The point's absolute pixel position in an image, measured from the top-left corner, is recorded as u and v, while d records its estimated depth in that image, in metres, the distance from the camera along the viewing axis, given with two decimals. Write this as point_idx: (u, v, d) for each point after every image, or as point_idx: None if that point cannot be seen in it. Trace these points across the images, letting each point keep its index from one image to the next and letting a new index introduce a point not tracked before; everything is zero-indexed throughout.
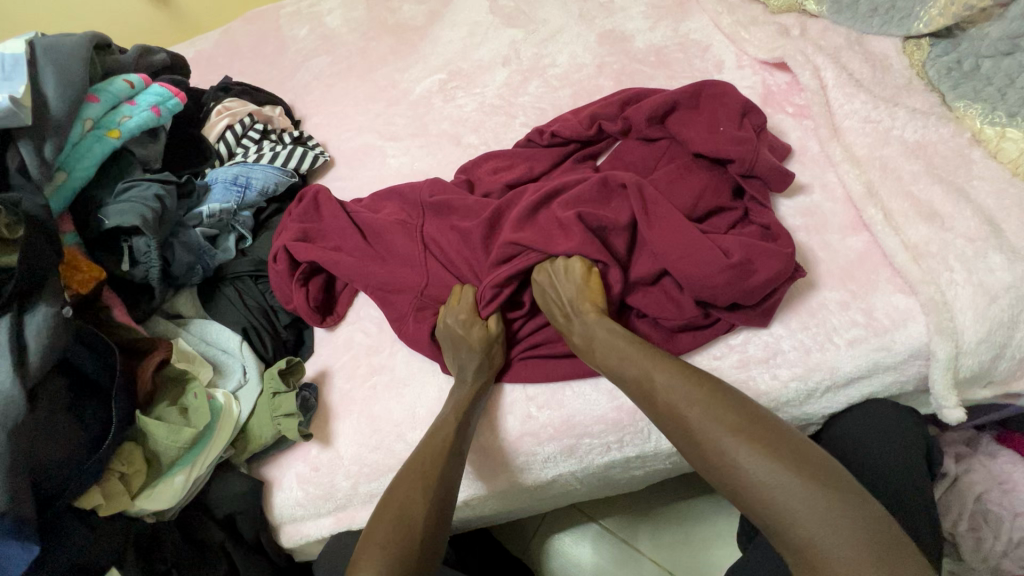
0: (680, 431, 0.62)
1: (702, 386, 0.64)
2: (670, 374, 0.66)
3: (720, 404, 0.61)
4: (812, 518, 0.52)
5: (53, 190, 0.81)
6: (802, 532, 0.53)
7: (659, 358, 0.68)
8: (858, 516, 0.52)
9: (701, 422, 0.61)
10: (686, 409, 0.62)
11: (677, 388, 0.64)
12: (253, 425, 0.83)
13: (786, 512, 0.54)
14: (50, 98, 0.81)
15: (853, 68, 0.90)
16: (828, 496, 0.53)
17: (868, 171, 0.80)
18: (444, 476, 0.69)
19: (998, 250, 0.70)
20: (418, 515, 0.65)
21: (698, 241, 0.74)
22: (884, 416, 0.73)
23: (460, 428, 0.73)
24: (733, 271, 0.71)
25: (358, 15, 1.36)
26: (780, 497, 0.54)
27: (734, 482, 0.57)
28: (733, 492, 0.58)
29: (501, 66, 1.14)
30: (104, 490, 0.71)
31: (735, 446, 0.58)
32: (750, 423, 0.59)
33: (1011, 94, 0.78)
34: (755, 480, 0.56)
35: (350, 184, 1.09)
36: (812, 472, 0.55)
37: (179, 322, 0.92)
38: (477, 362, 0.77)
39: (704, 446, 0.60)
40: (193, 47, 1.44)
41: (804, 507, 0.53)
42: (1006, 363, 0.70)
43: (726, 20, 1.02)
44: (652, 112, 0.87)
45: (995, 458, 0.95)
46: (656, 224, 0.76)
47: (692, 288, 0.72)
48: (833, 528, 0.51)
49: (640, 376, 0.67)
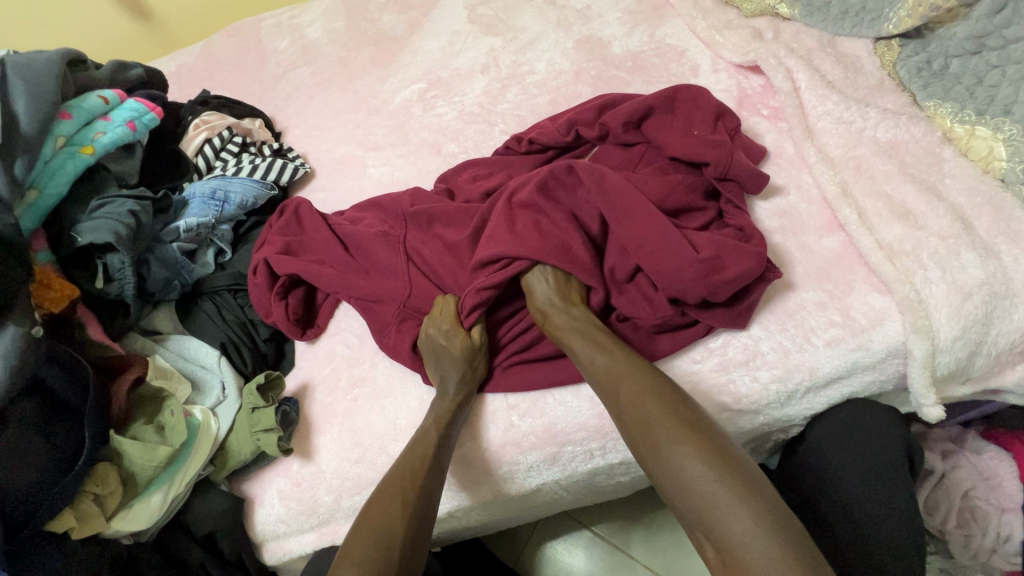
0: (632, 425, 0.63)
1: (664, 386, 0.65)
2: (634, 373, 0.66)
3: (679, 402, 0.63)
4: (742, 518, 0.52)
5: (24, 208, 0.80)
6: (727, 532, 0.53)
7: (625, 358, 0.69)
8: (786, 525, 0.52)
9: (656, 416, 0.61)
10: (648, 400, 0.63)
11: (637, 384, 0.65)
12: (232, 441, 0.82)
13: (718, 511, 0.54)
14: (21, 116, 0.80)
15: (826, 69, 0.90)
16: (760, 502, 0.53)
17: (843, 171, 0.80)
18: (425, 488, 0.68)
19: (971, 247, 0.70)
20: (397, 530, 0.64)
21: (667, 236, 0.74)
22: (868, 416, 0.73)
23: (442, 440, 0.72)
24: (700, 267, 0.71)
25: (338, 27, 1.36)
26: (714, 496, 0.54)
27: (674, 477, 0.57)
28: (669, 488, 0.58)
29: (479, 75, 1.14)
30: (77, 512, 0.70)
31: (684, 442, 0.59)
32: (702, 426, 0.60)
33: (980, 93, 0.79)
34: (695, 478, 0.56)
35: (330, 195, 1.09)
36: (749, 479, 0.55)
37: (157, 339, 0.90)
38: (460, 373, 0.76)
39: (654, 439, 0.60)
40: (173, 62, 1.44)
41: (743, 505, 0.53)
42: (983, 360, 0.70)
43: (701, 24, 1.03)
44: (627, 117, 0.87)
45: (980, 455, 0.95)
46: (624, 220, 0.77)
47: (665, 284, 0.73)
48: (762, 531, 0.51)
49: (604, 371, 0.68)
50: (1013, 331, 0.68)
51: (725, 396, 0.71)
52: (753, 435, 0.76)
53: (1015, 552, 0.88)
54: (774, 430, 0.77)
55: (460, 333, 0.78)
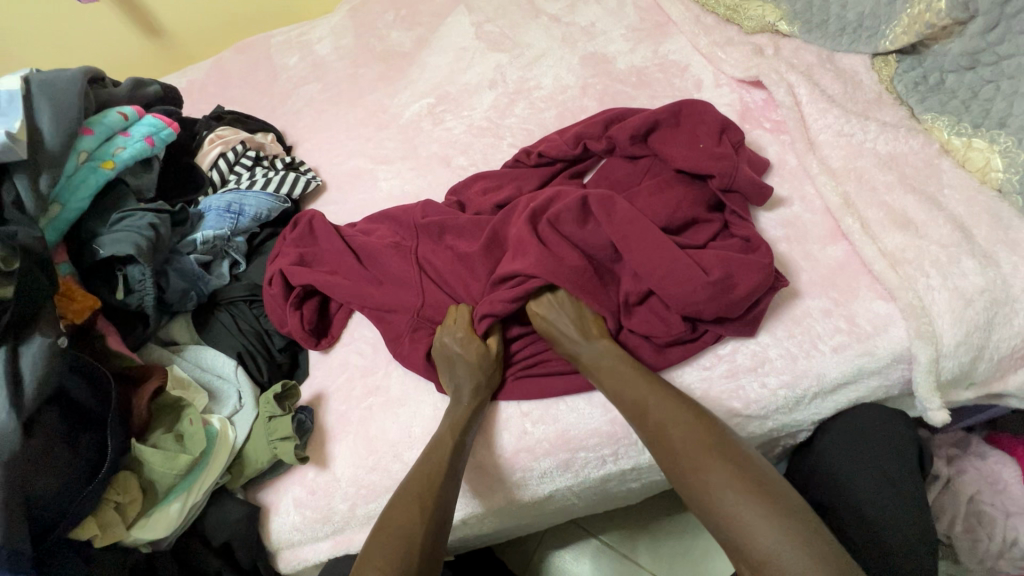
0: (662, 452, 0.65)
1: (691, 410, 0.67)
2: (662, 400, 0.68)
3: (702, 424, 0.65)
4: (770, 534, 0.55)
5: (47, 222, 0.82)
6: (758, 548, 0.55)
7: (648, 384, 0.70)
8: (812, 537, 0.54)
9: (686, 440, 0.64)
10: (671, 425, 0.65)
11: (666, 411, 0.67)
12: (248, 450, 0.84)
13: (749, 532, 0.56)
14: (45, 132, 0.82)
15: (826, 84, 0.93)
16: (786, 515, 0.56)
17: (845, 182, 0.83)
18: (443, 492, 0.69)
19: (971, 255, 0.73)
20: (419, 531, 0.66)
21: (677, 258, 0.75)
22: (872, 421, 0.75)
23: (458, 447, 0.74)
24: (711, 289, 0.72)
25: (347, 43, 1.40)
26: (743, 515, 0.57)
27: (706, 499, 0.60)
28: (702, 507, 0.60)
29: (487, 90, 1.17)
30: (99, 520, 0.71)
31: (711, 466, 0.61)
32: (725, 446, 0.62)
33: (975, 106, 0.81)
34: (722, 499, 0.59)
35: (342, 207, 1.12)
36: (770, 494, 0.58)
37: (173, 349, 0.92)
38: (475, 381, 0.78)
39: (683, 465, 0.62)
40: (185, 77, 1.47)
41: (767, 521, 0.56)
42: (986, 365, 0.72)
43: (703, 41, 1.06)
44: (634, 130, 0.90)
45: (984, 459, 0.97)
46: (635, 246, 0.78)
47: (678, 305, 0.74)
48: (789, 543, 0.54)
49: (627, 399, 0.70)
50: (1013, 336, 0.70)
51: (735, 402, 0.73)
52: (762, 440, 0.78)
53: (1021, 556, 0.89)
54: (783, 436, 0.78)
55: (472, 341, 0.81)
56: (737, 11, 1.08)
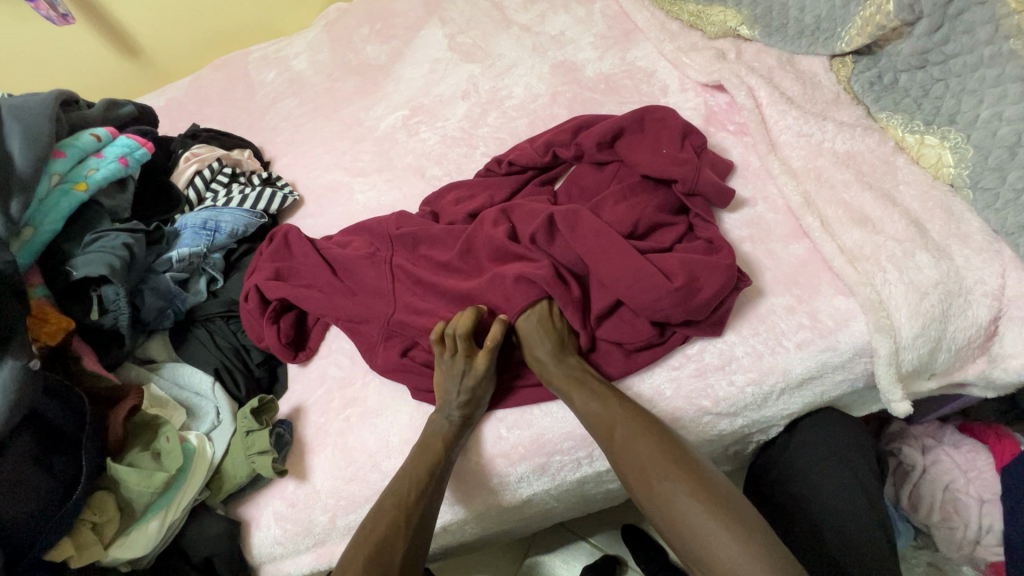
0: (628, 466, 0.67)
1: (655, 426, 0.69)
2: (627, 415, 0.70)
3: (666, 440, 0.67)
4: (729, 545, 0.58)
5: (20, 245, 0.83)
6: (716, 557, 0.59)
7: (613, 397, 0.72)
8: (769, 547, 0.58)
9: (651, 455, 0.66)
10: (638, 441, 0.67)
11: (631, 426, 0.69)
12: (227, 465, 0.84)
13: (709, 544, 0.59)
14: (16, 156, 0.83)
15: (785, 86, 0.96)
16: (744, 527, 0.59)
17: (805, 182, 0.85)
18: (424, 508, 0.70)
19: (925, 249, 0.75)
20: (398, 544, 0.67)
21: (641, 266, 0.76)
22: (828, 429, 0.80)
23: (442, 461, 0.74)
24: (675, 295, 0.73)
25: (323, 58, 1.41)
26: (705, 528, 0.60)
27: (670, 512, 0.63)
28: (665, 519, 0.63)
29: (460, 100, 1.19)
30: (75, 540, 0.71)
31: (676, 481, 0.63)
32: (688, 461, 0.65)
33: (927, 104, 0.85)
34: (685, 510, 0.62)
35: (320, 220, 1.13)
36: (730, 506, 0.61)
37: (151, 367, 0.93)
38: (466, 399, 0.77)
39: (649, 478, 0.65)
40: (162, 97, 1.48)
41: (725, 531, 0.59)
42: (945, 356, 0.74)
43: (668, 47, 1.08)
44: (600, 137, 0.91)
45: (958, 448, 0.98)
46: (600, 257, 0.79)
47: (644, 312, 0.75)
48: (747, 552, 0.57)
49: (597, 415, 0.71)
50: (969, 327, 0.73)
51: (704, 400, 0.75)
52: (734, 437, 0.79)
53: (996, 541, 0.91)
54: (754, 432, 0.80)
55: (466, 354, 0.78)
56: (700, 17, 1.11)
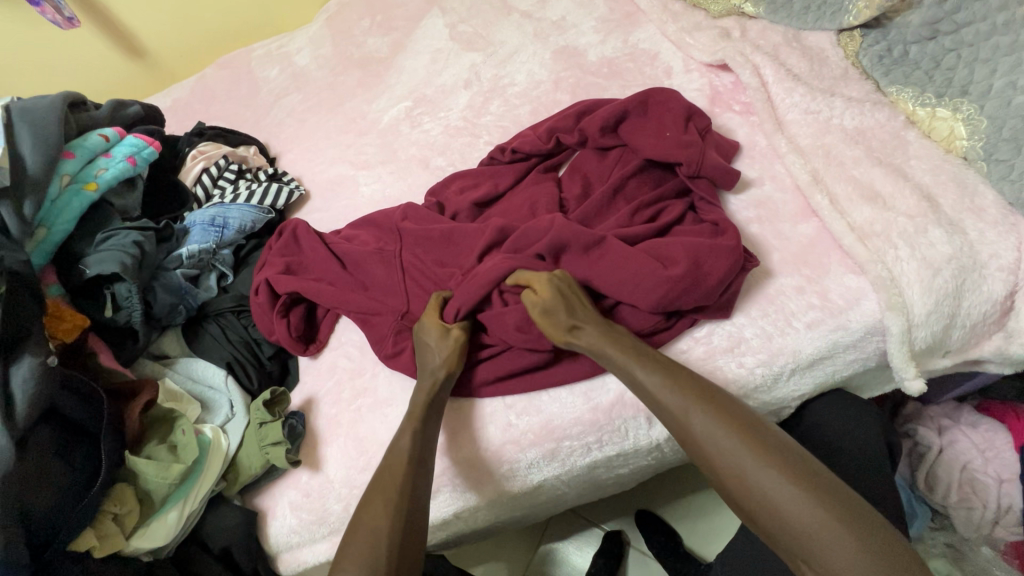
0: (706, 455, 0.64)
1: (728, 407, 0.65)
2: (698, 399, 0.66)
3: (725, 413, 0.64)
4: (840, 543, 0.54)
5: (34, 246, 0.84)
6: (827, 556, 0.54)
7: (686, 380, 0.68)
8: (885, 541, 0.54)
9: (732, 445, 0.62)
10: (699, 419, 0.65)
11: (709, 415, 0.65)
12: (242, 457, 0.85)
13: (810, 533, 0.56)
14: (27, 158, 0.85)
15: (792, 63, 0.94)
16: (834, 502, 0.57)
17: (813, 160, 0.83)
18: (407, 488, 0.70)
19: (937, 224, 0.74)
20: (382, 528, 0.67)
21: (642, 260, 0.76)
22: (838, 411, 0.80)
23: (423, 428, 0.75)
24: (679, 281, 0.73)
25: (325, 52, 1.41)
26: (797, 511, 0.57)
27: (767, 508, 0.59)
28: (761, 514, 0.59)
29: (462, 90, 1.18)
30: (97, 531, 0.73)
31: (773, 472, 0.59)
32: (760, 433, 0.63)
33: (938, 76, 0.84)
34: (791, 508, 0.57)
35: (326, 214, 1.13)
36: (817, 482, 0.58)
37: (165, 362, 0.94)
38: (439, 365, 0.78)
39: (731, 459, 0.62)
40: (169, 96, 1.49)
41: (820, 510, 0.56)
42: (959, 332, 0.73)
43: (671, 28, 1.06)
44: (604, 122, 0.91)
45: (976, 428, 0.96)
46: (596, 259, 0.79)
47: (651, 302, 0.74)
48: (847, 533, 0.55)
49: (667, 396, 0.67)
50: (984, 303, 0.71)
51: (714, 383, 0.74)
52: None
53: (1016, 522, 0.90)
54: (766, 414, 0.79)
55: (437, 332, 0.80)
56: None
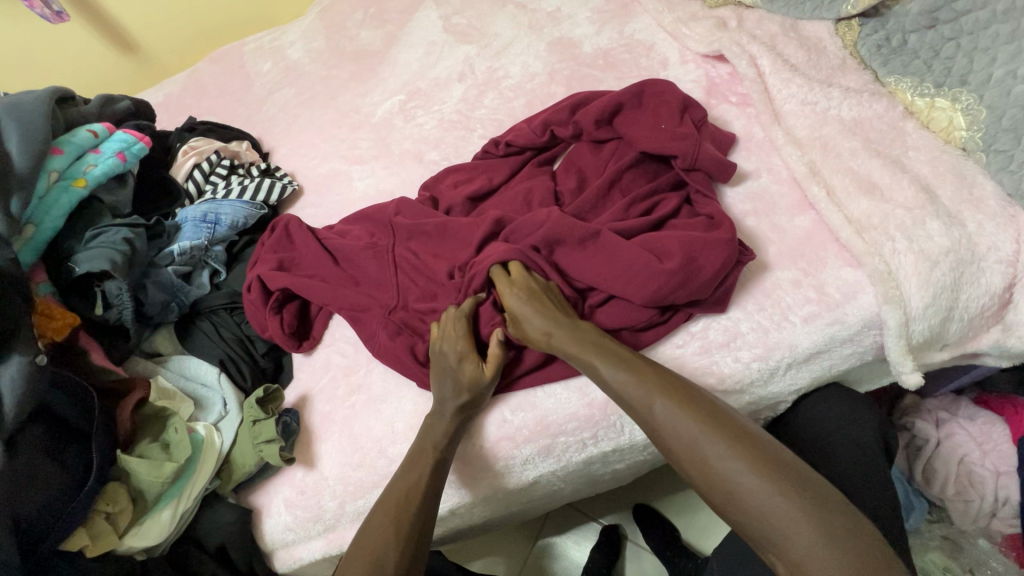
0: (671, 448, 0.63)
1: (691, 397, 0.65)
2: (661, 388, 0.65)
3: (688, 403, 0.64)
4: (803, 532, 0.54)
5: (22, 243, 0.83)
6: (790, 545, 0.54)
7: (650, 371, 0.67)
8: (852, 533, 0.53)
9: (696, 436, 0.61)
10: (661, 411, 0.64)
11: (672, 406, 0.64)
12: (236, 455, 0.85)
13: (776, 524, 0.55)
14: (14, 154, 0.83)
15: (789, 53, 0.93)
16: (799, 490, 0.56)
17: (810, 152, 0.82)
18: (419, 518, 0.69)
19: (935, 216, 0.73)
20: (389, 556, 0.66)
21: (637, 254, 0.75)
22: (835, 405, 0.79)
23: (440, 463, 0.73)
24: (673, 275, 0.72)
25: (318, 45, 1.39)
26: (763, 502, 0.56)
27: (730, 497, 0.58)
28: (724, 503, 0.59)
29: (456, 83, 1.17)
30: (90, 531, 0.73)
31: (736, 461, 0.59)
32: (725, 422, 0.62)
33: (936, 66, 0.83)
34: (754, 500, 0.57)
35: (320, 210, 1.12)
36: (783, 469, 0.58)
37: (158, 360, 0.94)
38: (462, 399, 0.75)
39: (695, 452, 0.61)
40: (161, 91, 1.47)
41: (785, 501, 0.56)
42: (957, 326, 0.72)
43: (667, 18, 1.05)
44: (598, 114, 0.90)
45: (974, 421, 0.96)
46: (591, 251, 0.78)
47: (645, 297, 0.73)
48: (813, 523, 0.54)
49: (632, 390, 0.66)
50: (982, 295, 0.71)
51: (709, 377, 0.73)
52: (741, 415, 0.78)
53: (1013, 514, 0.89)
54: (762, 409, 0.78)
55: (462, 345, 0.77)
56: None
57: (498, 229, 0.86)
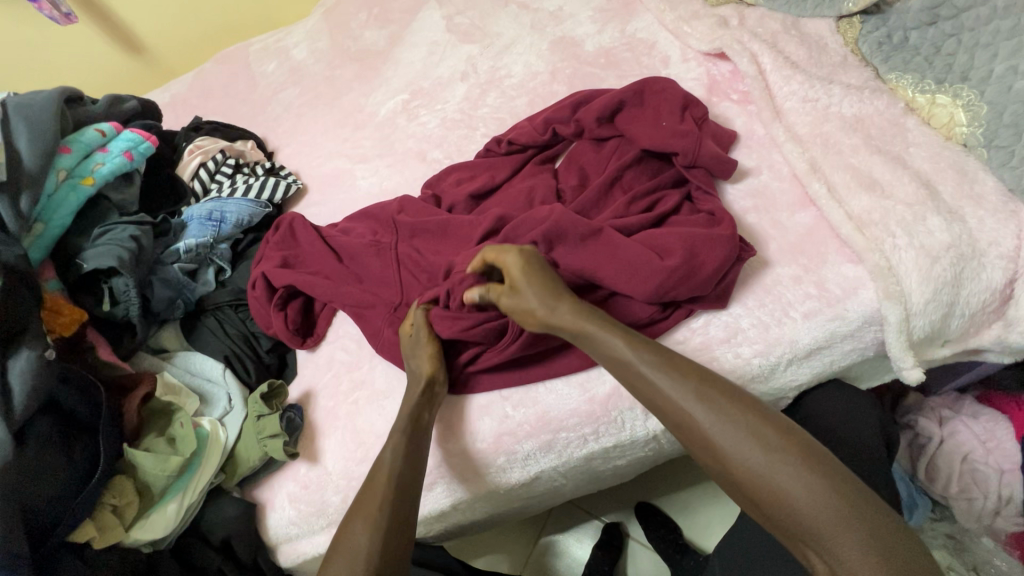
0: (711, 448, 0.62)
1: (727, 394, 0.63)
2: (701, 386, 0.64)
3: (724, 401, 0.62)
4: (854, 542, 0.53)
5: (31, 241, 0.85)
6: (838, 553, 0.54)
7: (687, 367, 0.66)
8: (894, 538, 0.53)
9: (738, 436, 0.60)
10: (699, 411, 0.63)
11: (714, 405, 0.62)
12: (240, 450, 0.86)
13: (821, 527, 0.54)
14: (23, 152, 0.85)
15: (790, 51, 0.93)
16: (843, 494, 0.55)
17: (812, 148, 0.83)
18: (400, 491, 0.70)
19: (936, 212, 0.73)
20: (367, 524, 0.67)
21: (637, 251, 0.76)
22: (836, 401, 0.79)
23: (409, 444, 0.74)
24: (674, 271, 0.73)
25: (322, 45, 1.40)
26: (809, 506, 0.55)
27: (777, 501, 0.57)
28: (768, 505, 0.58)
29: (459, 82, 1.18)
30: (97, 523, 0.74)
31: (782, 466, 0.57)
32: (765, 421, 0.61)
33: (938, 62, 0.83)
34: (799, 502, 0.56)
35: (323, 208, 1.13)
36: (824, 470, 0.57)
37: (163, 356, 0.95)
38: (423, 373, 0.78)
39: (735, 452, 0.60)
40: (168, 92, 1.48)
41: (830, 505, 0.55)
42: (958, 322, 0.72)
43: (668, 16, 1.05)
44: (599, 112, 0.90)
45: (977, 418, 0.95)
46: (592, 250, 0.79)
47: (646, 295, 0.74)
48: (857, 527, 0.53)
49: (667, 390, 0.65)
50: (983, 291, 0.71)
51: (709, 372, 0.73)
52: None
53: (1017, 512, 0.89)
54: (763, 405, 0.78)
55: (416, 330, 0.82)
56: None
57: (499, 225, 0.87)
